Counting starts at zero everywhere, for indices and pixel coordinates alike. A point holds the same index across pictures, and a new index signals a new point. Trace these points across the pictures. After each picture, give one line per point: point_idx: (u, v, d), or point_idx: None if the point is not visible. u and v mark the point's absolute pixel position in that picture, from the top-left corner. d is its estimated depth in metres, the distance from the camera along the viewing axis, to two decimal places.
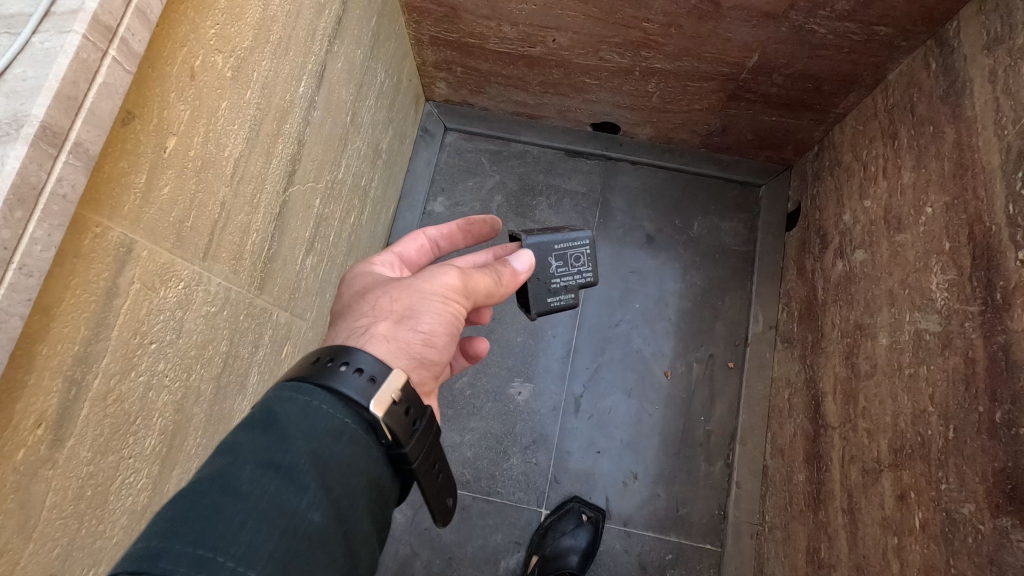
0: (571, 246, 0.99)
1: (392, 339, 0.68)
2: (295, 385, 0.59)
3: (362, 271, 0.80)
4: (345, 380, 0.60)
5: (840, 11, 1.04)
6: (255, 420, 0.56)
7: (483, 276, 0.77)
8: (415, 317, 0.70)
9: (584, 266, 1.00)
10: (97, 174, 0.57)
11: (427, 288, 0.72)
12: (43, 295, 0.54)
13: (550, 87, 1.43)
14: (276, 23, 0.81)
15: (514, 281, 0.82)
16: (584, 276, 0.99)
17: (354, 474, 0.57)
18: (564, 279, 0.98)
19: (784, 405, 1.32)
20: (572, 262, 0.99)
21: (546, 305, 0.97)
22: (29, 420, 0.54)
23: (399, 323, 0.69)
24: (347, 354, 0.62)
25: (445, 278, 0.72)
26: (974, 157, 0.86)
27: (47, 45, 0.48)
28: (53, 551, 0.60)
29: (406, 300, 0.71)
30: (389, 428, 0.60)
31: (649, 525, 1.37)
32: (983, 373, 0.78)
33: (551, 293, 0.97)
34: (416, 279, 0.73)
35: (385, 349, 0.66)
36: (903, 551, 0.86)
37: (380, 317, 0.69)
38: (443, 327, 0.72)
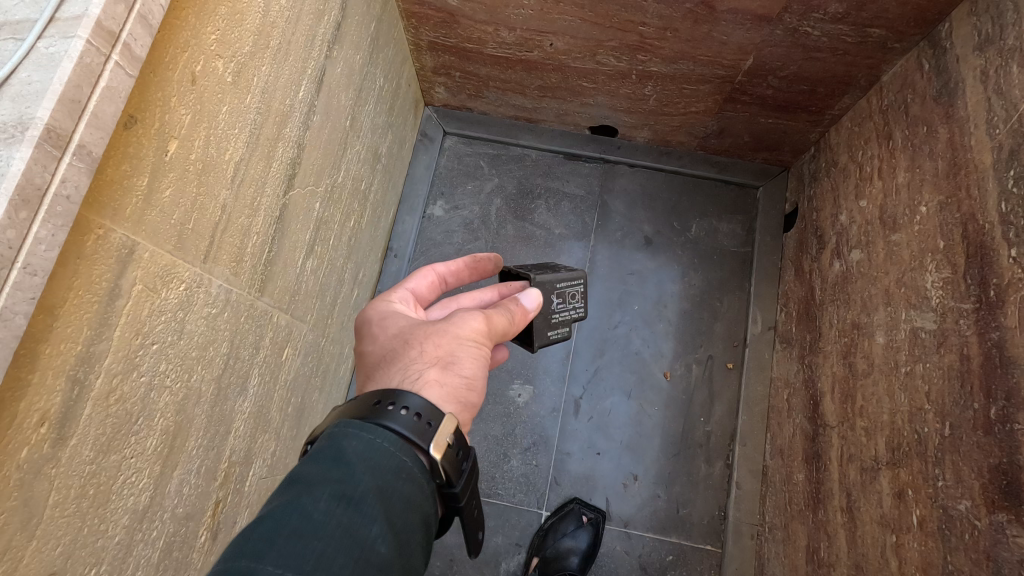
0: (569, 284, 1.02)
1: (442, 385, 0.69)
2: (354, 422, 0.60)
3: (379, 319, 0.78)
4: (405, 423, 0.61)
5: (833, 13, 1.05)
6: (319, 456, 0.57)
7: (501, 316, 0.79)
8: (457, 361, 0.71)
9: (578, 304, 1.03)
10: (99, 177, 0.58)
11: (462, 330, 0.73)
12: (46, 295, 0.54)
13: (548, 91, 1.44)
14: (276, 28, 0.82)
15: (525, 316, 0.85)
16: (577, 313, 1.03)
17: (412, 510, 0.57)
18: (562, 314, 1.00)
19: (783, 406, 1.32)
20: (569, 299, 1.02)
21: (546, 339, 0.98)
22: (32, 418, 0.55)
23: (444, 369, 0.70)
24: (398, 395, 0.62)
25: (475, 319, 0.74)
26: (966, 156, 0.87)
27: (52, 50, 0.49)
28: (56, 549, 0.60)
29: (444, 345, 0.71)
30: (443, 469, 0.62)
31: (649, 526, 1.38)
32: (978, 370, 0.78)
33: (551, 327, 0.98)
34: (449, 324, 0.73)
35: (437, 396, 0.67)
36: (901, 549, 0.87)
37: (422, 363, 0.70)
38: (482, 369, 0.73)
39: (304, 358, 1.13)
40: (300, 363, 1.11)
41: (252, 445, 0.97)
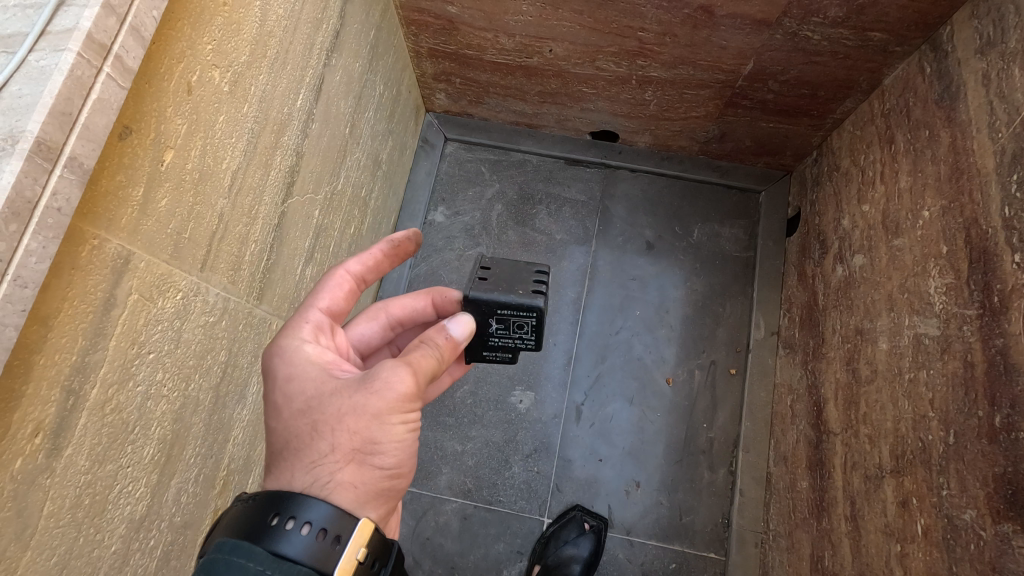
0: (515, 312, 0.77)
1: (357, 487, 0.58)
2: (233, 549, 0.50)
3: (289, 361, 0.63)
4: (293, 542, 0.51)
5: (833, 18, 1.05)
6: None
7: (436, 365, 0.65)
8: (376, 450, 0.59)
9: (529, 335, 0.80)
10: (95, 188, 0.58)
11: (378, 406, 0.58)
12: (39, 305, 0.54)
13: (548, 97, 1.44)
14: (273, 37, 0.82)
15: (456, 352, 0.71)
16: (527, 343, 0.81)
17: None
18: (501, 340, 0.80)
19: (787, 412, 1.31)
20: (515, 327, 0.79)
21: (480, 357, 0.83)
22: (26, 429, 0.55)
23: (362, 463, 0.58)
24: (295, 504, 0.53)
25: (394, 382, 0.59)
26: (969, 160, 0.86)
27: (43, 63, 0.49)
28: (50, 559, 0.60)
29: (363, 431, 0.58)
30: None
31: (652, 534, 1.37)
32: (982, 376, 0.77)
33: (486, 348, 0.82)
34: (368, 396, 0.59)
35: (352, 500, 0.57)
36: (906, 559, 0.85)
37: (335, 460, 0.57)
38: (408, 451, 0.61)
39: None
40: None
41: (250, 454, 0.97)
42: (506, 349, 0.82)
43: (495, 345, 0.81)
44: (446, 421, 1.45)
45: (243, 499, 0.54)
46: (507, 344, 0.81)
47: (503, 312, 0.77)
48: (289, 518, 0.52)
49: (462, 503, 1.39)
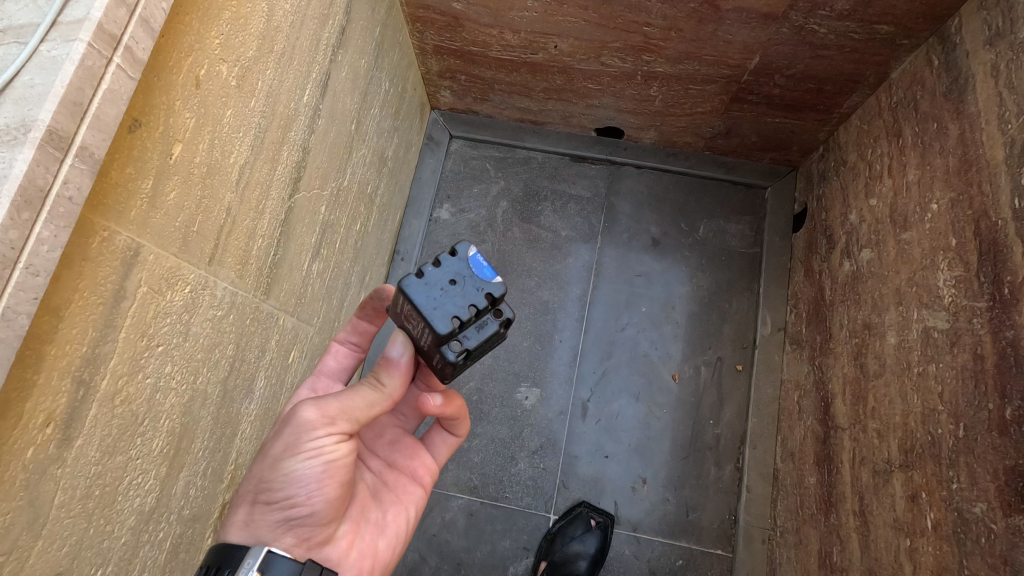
0: (399, 303, 0.68)
1: (251, 525, 0.64)
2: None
3: None
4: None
5: (840, 11, 1.04)
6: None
7: (350, 397, 0.65)
8: (270, 488, 0.64)
9: (419, 322, 0.66)
10: (104, 180, 0.58)
11: (277, 446, 0.63)
12: (50, 296, 0.55)
13: (553, 93, 1.44)
14: (280, 33, 0.83)
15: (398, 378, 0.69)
16: (426, 332, 0.65)
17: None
18: (420, 340, 0.68)
19: (794, 408, 1.31)
20: (412, 319, 0.67)
21: (439, 371, 0.70)
22: (37, 419, 0.55)
23: (260, 503, 0.64)
24: (228, 556, 0.62)
25: (296, 419, 0.63)
26: (978, 152, 0.85)
27: (55, 53, 0.49)
28: (61, 550, 0.61)
29: (261, 472, 0.65)
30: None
31: (658, 531, 1.36)
32: (992, 369, 0.77)
33: (431, 355, 0.69)
34: (272, 440, 0.65)
35: (244, 537, 0.64)
36: (915, 553, 0.85)
37: (245, 500, 0.65)
38: (305, 488, 0.63)
39: (310, 361, 1.13)
40: (308, 365, 1.11)
41: (258, 449, 0.97)
42: (432, 349, 0.67)
43: (425, 349, 0.68)
44: None
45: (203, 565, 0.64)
46: (426, 343, 0.67)
47: (398, 310, 0.70)
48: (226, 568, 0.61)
49: (468, 499, 1.39)
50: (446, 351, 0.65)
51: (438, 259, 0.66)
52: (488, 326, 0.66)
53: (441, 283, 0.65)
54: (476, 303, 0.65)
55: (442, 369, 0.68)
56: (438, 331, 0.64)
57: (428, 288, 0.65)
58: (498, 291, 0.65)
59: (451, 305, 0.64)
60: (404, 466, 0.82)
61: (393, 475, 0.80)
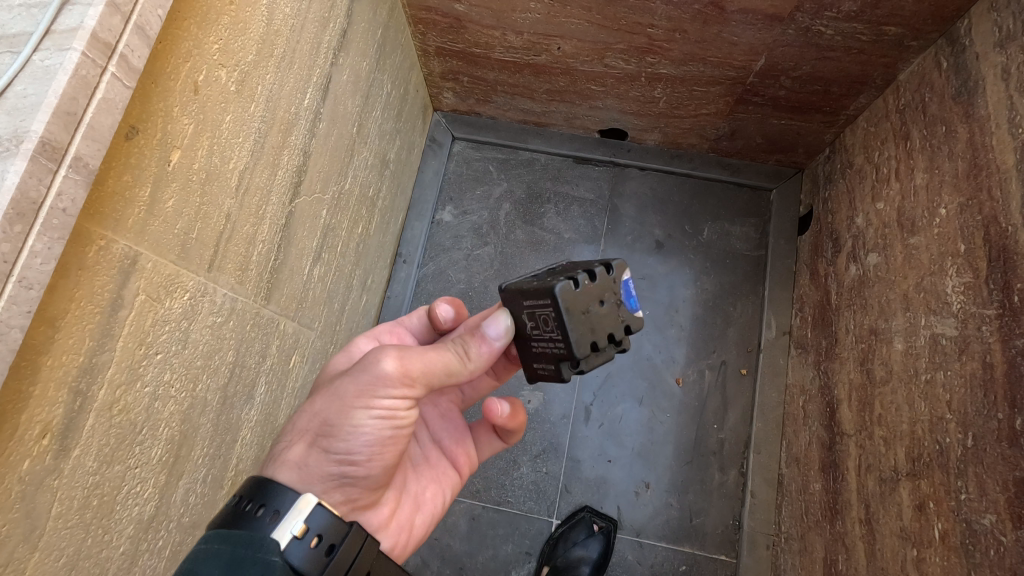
0: (534, 302, 0.66)
1: (303, 466, 0.65)
2: (214, 535, 0.57)
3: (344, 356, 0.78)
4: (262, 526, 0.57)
5: (847, 12, 1.03)
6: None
7: (433, 358, 0.64)
8: (332, 437, 0.64)
9: (558, 335, 0.66)
10: (101, 188, 0.58)
11: (348, 392, 0.64)
12: (46, 307, 0.54)
13: (557, 95, 1.43)
14: (280, 37, 0.82)
15: (488, 358, 0.67)
16: (558, 348, 0.66)
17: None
18: (540, 343, 0.68)
19: (799, 413, 1.29)
20: (541, 323, 0.66)
21: (533, 370, 0.72)
22: (33, 431, 0.55)
23: (316, 445, 0.65)
24: (266, 494, 0.60)
25: (377, 369, 0.62)
26: (987, 156, 0.84)
27: (48, 62, 0.49)
28: (59, 560, 0.60)
29: (323, 413, 0.65)
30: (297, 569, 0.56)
31: (661, 536, 1.35)
32: (1001, 378, 0.76)
33: (533, 356, 0.70)
34: (342, 381, 0.65)
35: (294, 478, 0.64)
36: (923, 564, 0.84)
37: (301, 435, 0.66)
38: (367, 446, 0.65)
39: (312, 366, 1.12)
40: (309, 370, 1.10)
41: (259, 454, 0.97)
42: (547, 355, 0.68)
43: (538, 351, 0.69)
44: None
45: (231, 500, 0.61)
46: (545, 349, 0.68)
47: (527, 304, 0.67)
48: (260, 505, 0.59)
49: (470, 503, 1.38)
50: (558, 366, 0.68)
51: (595, 274, 0.66)
52: (608, 351, 0.69)
53: (592, 302, 0.66)
54: (615, 332, 0.68)
55: (545, 373, 0.70)
56: (573, 351, 0.66)
57: (580, 306, 0.65)
58: (635, 323, 0.69)
59: (593, 330, 0.66)
60: (449, 448, 0.84)
61: (435, 454, 0.83)
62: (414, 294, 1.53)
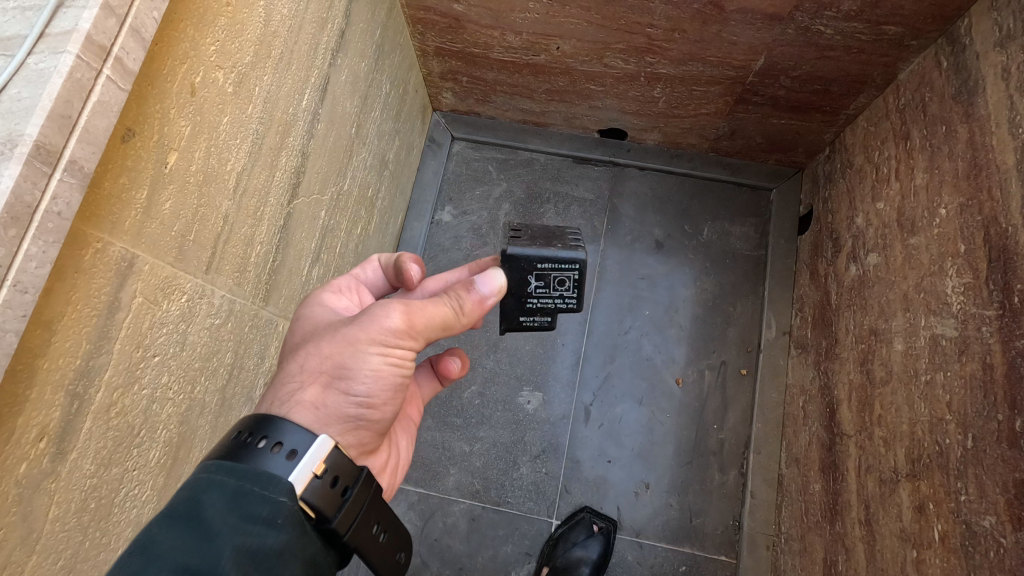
0: (557, 267, 0.78)
1: (319, 408, 0.62)
2: (219, 466, 0.54)
3: (311, 307, 0.73)
4: (270, 462, 0.55)
5: (847, 11, 1.02)
6: (176, 511, 0.50)
7: (436, 308, 0.66)
8: (351, 377, 0.62)
9: (570, 293, 0.80)
10: (97, 191, 0.58)
11: (362, 337, 0.63)
12: (42, 310, 0.54)
13: (556, 95, 1.43)
14: (277, 38, 0.82)
15: (477, 309, 0.70)
16: (567, 303, 0.80)
17: (291, 561, 0.51)
18: (541, 300, 0.80)
19: (799, 413, 1.29)
20: (554, 283, 0.79)
21: (516, 323, 0.81)
22: (30, 434, 0.55)
23: (330, 387, 0.62)
24: (270, 427, 0.57)
25: (386, 318, 0.63)
26: (987, 156, 0.84)
27: (42, 65, 0.49)
28: (56, 563, 0.60)
29: (336, 356, 0.63)
30: (311, 506, 0.55)
31: (661, 536, 1.35)
32: (1001, 379, 0.75)
33: (524, 312, 0.80)
34: (352, 327, 0.64)
35: (310, 419, 0.61)
36: (922, 565, 0.84)
37: (307, 380, 0.62)
38: (383, 387, 0.64)
39: None
40: None
41: None
42: (545, 310, 0.81)
43: (534, 307, 0.80)
44: (454, 422, 1.44)
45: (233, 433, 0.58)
46: (546, 305, 0.80)
47: (543, 266, 0.78)
48: (265, 438, 0.57)
49: (470, 503, 1.38)
50: (552, 318, 0.82)
51: None
52: None
53: None
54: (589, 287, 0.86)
55: (539, 326, 0.81)
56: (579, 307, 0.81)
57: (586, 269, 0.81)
58: None
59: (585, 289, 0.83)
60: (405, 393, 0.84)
61: None
62: None
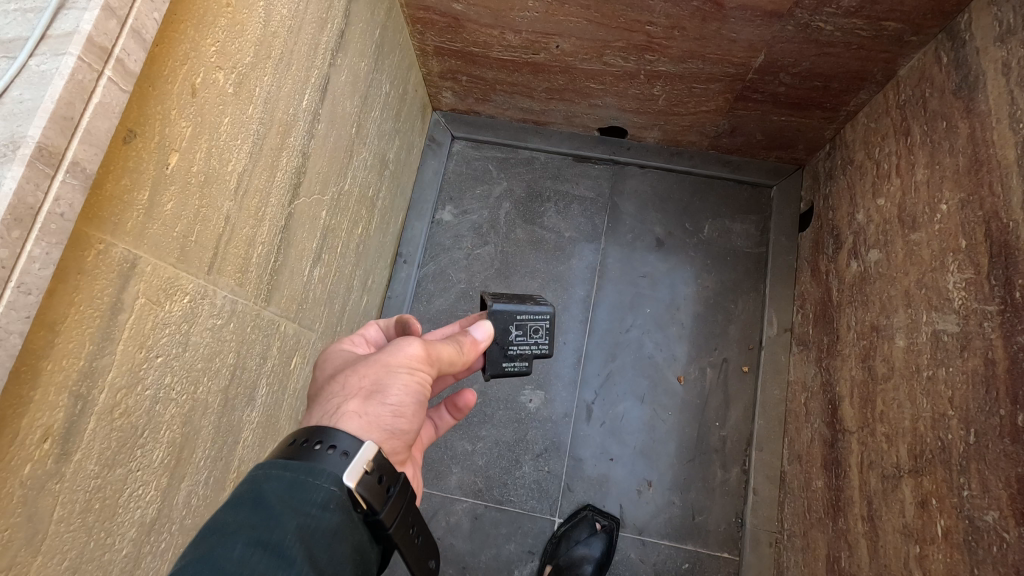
0: (531, 317, 0.92)
1: (362, 417, 0.62)
2: (273, 461, 0.56)
3: (329, 355, 0.74)
4: (322, 460, 0.56)
5: (846, 7, 1.02)
6: (238, 499, 0.53)
7: (447, 345, 0.72)
8: (387, 390, 0.64)
9: (543, 339, 0.93)
10: (99, 193, 0.58)
11: (392, 357, 0.66)
12: (45, 311, 0.54)
13: (556, 93, 1.43)
14: (277, 38, 0.82)
15: (475, 350, 0.77)
16: (540, 349, 0.92)
17: (341, 543, 0.54)
18: (521, 347, 0.90)
19: (801, 410, 1.29)
20: (530, 332, 0.92)
21: (500, 369, 0.89)
22: (35, 435, 0.55)
23: (368, 399, 0.63)
24: (324, 433, 0.58)
25: (409, 343, 0.67)
26: (988, 152, 0.84)
27: (44, 67, 0.49)
28: (62, 563, 0.60)
29: (370, 374, 0.65)
30: (362, 500, 0.56)
31: (664, 534, 1.35)
32: (1003, 374, 0.75)
33: (507, 358, 0.89)
34: (382, 351, 0.67)
35: (356, 427, 0.61)
36: (925, 561, 0.84)
37: (346, 396, 0.63)
38: (413, 404, 0.66)
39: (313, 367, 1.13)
40: (310, 371, 1.11)
41: (260, 455, 0.97)
42: (524, 356, 0.91)
43: (515, 353, 0.90)
44: (456, 421, 1.44)
45: (285, 438, 0.59)
46: (524, 351, 0.91)
47: (521, 317, 0.91)
48: (319, 442, 0.57)
49: (473, 502, 1.39)
50: (528, 365, 0.92)
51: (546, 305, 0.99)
52: None
53: None
54: None
55: (518, 370, 0.90)
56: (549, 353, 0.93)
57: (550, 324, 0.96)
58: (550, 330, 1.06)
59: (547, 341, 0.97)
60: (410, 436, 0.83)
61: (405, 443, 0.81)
62: (415, 294, 1.53)
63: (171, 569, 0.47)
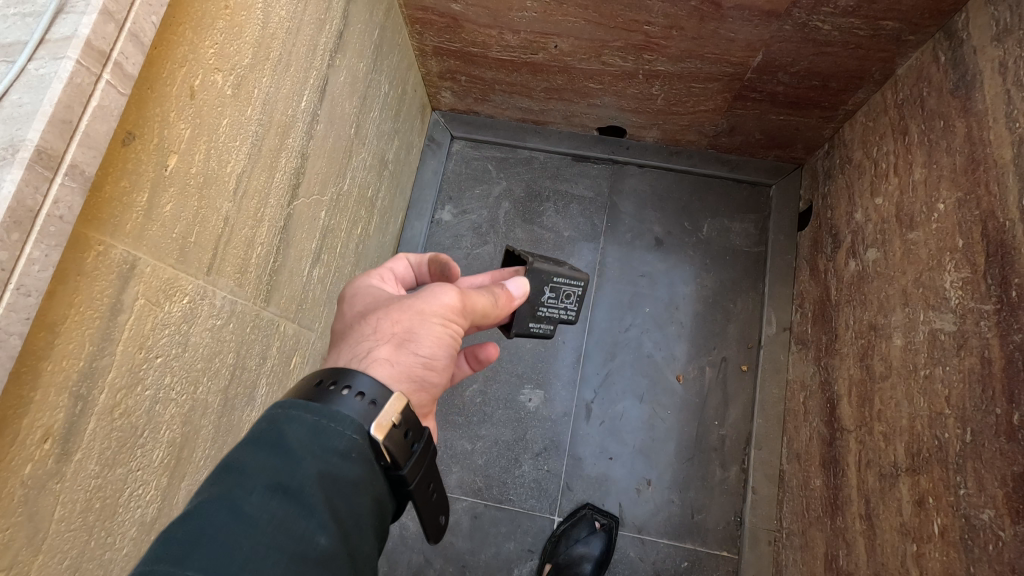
0: (567, 282, 0.92)
1: (393, 364, 0.62)
2: (294, 402, 0.55)
3: (359, 290, 0.73)
4: (344, 405, 0.56)
5: (844, 7, 1.02)
6: (258, 438, 0.53)
7: (481, 295, 0.72)
8: (418, 340, 0.64)
9: (571, 306, 0.93)
10: (98, 195, 0.58)
11: (426, 305, 0.66)
12: (44, 313, 0.55)
13: (554, 93, 1.43)
14: (275, 40, 0.82)
15: (509, 304, 0.76)
16: (567, 315, 0.93)
17: (361, 493, 0.54)
18: (550, 309, 0.91)
19: (800, 408, 1.29)
20: (562, 296, 0.92)
21: (527, 328, 0.89)
22: (35, 435, 0.55)
23: (399, 346, 0.64)
24: (349, 375, 0.58)
25: (443, 292, 0.67)
26: (985, 151, 0.84)
27: (42, 71, 0.49)
28: (63, 562, 0.61)
29: (404, 320, 0.65)
30: (385, 452, 0.56)
31: (663, 532, 1.36)
32: (1000, 373, 0.76)
33: (537, 317, 0.90)
34: (415, 297, 0.67)
35: (386, 373, 0.61)
36: (922, 558, 0.84)
37: (379, 340, 0.64)
38: (441, 355, 0.66)
39: (313, 366, 1.13)
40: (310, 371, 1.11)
41: None
42: (551, 320, 0.91)
43: (543, 314, 0.90)
44: (456, 420, 1.45)
45: (308, 377, 0.59)
46: (552, 315, 0.92)
47: (558, 280, 0.90)
48: (344, 386, 0.57)
49: (473, 501, 1.39)
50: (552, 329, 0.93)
51: None
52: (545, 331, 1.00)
53: None
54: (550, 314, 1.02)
55: (543, 332, 0.91)
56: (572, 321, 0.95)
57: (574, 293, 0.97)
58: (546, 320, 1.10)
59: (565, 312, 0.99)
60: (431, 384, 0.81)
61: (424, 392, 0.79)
62: None
63: (191, 505, 0.48)
